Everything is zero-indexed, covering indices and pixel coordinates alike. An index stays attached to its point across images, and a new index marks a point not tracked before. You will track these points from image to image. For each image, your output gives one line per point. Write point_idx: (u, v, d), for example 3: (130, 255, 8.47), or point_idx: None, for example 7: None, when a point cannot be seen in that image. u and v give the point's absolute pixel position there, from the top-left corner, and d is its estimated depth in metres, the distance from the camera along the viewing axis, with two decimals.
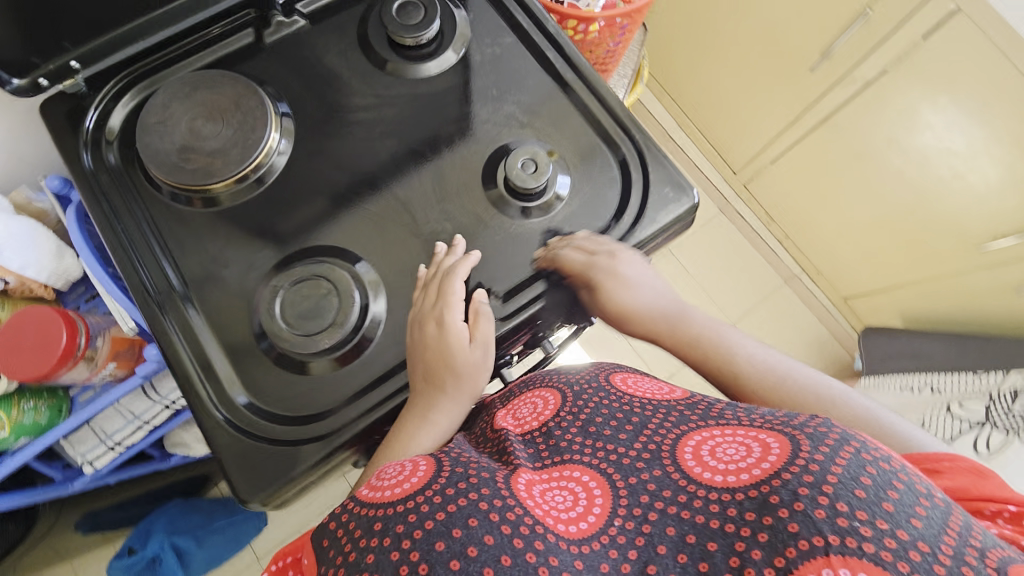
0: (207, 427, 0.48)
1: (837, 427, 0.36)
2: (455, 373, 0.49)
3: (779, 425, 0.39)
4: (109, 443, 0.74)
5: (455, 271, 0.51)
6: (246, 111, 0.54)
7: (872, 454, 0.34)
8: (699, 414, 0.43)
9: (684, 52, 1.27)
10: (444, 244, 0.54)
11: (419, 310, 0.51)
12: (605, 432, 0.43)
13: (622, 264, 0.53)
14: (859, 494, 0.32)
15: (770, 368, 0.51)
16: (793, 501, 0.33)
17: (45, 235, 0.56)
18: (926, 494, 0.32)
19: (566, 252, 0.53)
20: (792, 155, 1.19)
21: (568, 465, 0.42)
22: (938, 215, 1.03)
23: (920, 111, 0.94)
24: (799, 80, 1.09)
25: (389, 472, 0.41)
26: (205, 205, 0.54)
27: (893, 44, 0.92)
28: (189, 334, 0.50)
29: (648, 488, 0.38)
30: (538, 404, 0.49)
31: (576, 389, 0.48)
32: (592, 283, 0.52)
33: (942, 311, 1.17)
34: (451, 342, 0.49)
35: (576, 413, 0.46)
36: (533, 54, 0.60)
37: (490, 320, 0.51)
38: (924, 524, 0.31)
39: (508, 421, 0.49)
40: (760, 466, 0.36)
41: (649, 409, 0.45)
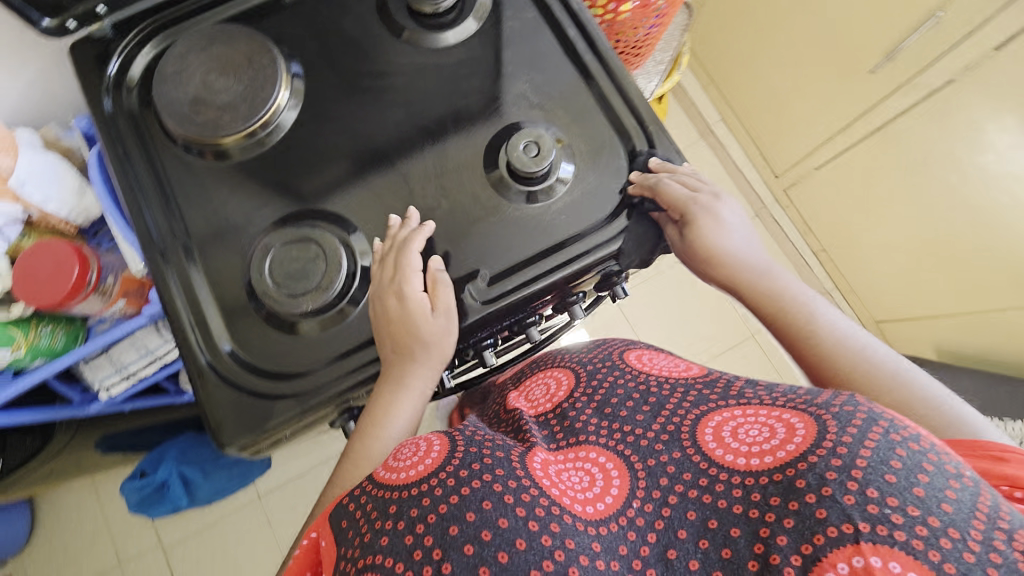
0: (192, 372, 0.50)
1: (863, 406, 0.38)
2: (422, 344, 0.50)
3: (802, 404, 0.40)
4: (123, 373, 0.79)
5: (409, 245, 0.50)
6: (258, 68, 0.54)
7: (901, 434, 0.35)
8: (719, 393, 0.45)
9: (737, 40, 1.19)
10: (397, 217, 0.53)
11: (377, 286, 0.51)
12: (622, 414, 0.46)
13: (720, 209, 0.54)
14: (890, 479, 0.33)
15: (845, 338, 0.50)
16: (821, 485, 0.34)
17: (69, 172, 0.60)
18: (955, 475, 0.33)
19: (669, 184, 0.53)
20: (839, 163, 1.11)
21: (583, 446, 0.45)
22: (990, 244, 0.96)
23: (986, 129, 0.86)
24: (857, 81, 1.00)
25: (403, 453, 0.43)
26: (215, 158, 0.55)
27: (964, 51, 0.84)
28: (187, 286, 0.52)
29: (667, 470, 0.41)
30: (550, 386, 0.54)
31: (590, 370, 0.53)
32: (691, 215, 0.53)
33: (978, 346, 1.10)
34: (412, 312, 0.49)
35: (592, 396, 0.49)
36: (552, 31, 0.57)
37: (449, 287, 0.51)
38: (955, 508, 0.32)
39: (522, 402, 0.54)
40: (784, 449, 0.38)
41: (667, 388, 0.48)
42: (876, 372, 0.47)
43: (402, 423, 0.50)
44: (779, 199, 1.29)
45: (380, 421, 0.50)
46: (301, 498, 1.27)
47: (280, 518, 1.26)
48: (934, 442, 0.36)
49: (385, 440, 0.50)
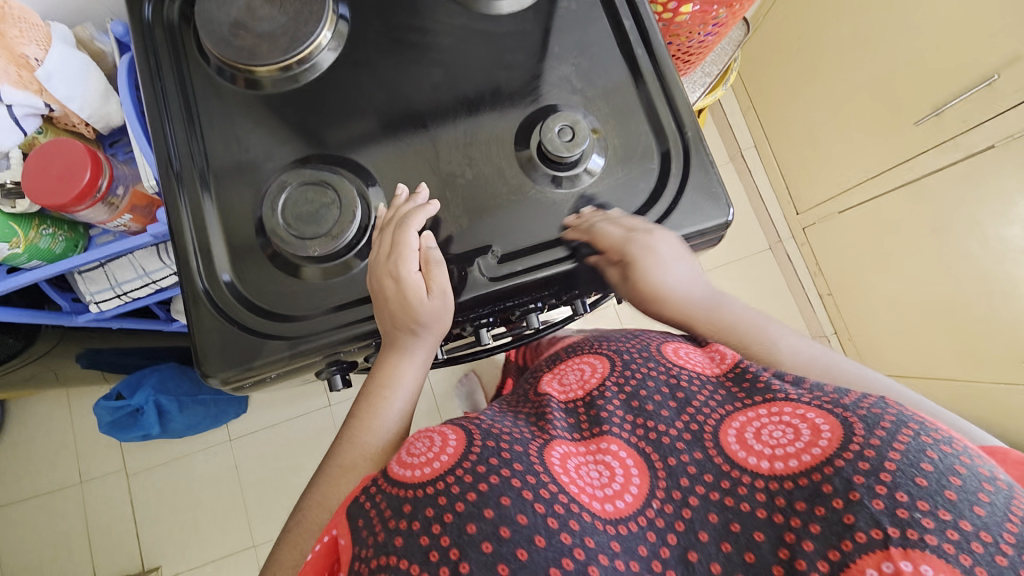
0: (188, 295, 0.49)
1: (892, 410, 0.36)
2: (416, 322, 0.48)
3: (829, 404, 0.38)
4: (117, 290, 0.78)
5: (409, 220, 0.48)
6: (304, 1, 0.53)
7: (931, 436, 0.34)
8: (744, 391, 0.43)
9: (785, 69, 1.17)
10: (406, 189, 0.52)
11: (375, 261, 0.49)
12: (648, 409, 0.44)
13: (660, 243, 0.49)
14: (920, 483, 0.32)
15: (810, 361, 0.48)
16: (848, 490, 0.33)
17: (97, 74, 0.58)
18: (988, 478, 0.32)
19: (603, 227, 0.50)
20: (863, 210, 1.09)
21: (605, 437, 0.43)
22: (995, 318, 0.95)
23: (1017, 200, 0.85)
24: (899, 131, 0.99)
25: (418, 446, 0.42)
26: (247, 87, 0.54)
27: (1013, 118, 0.82)
28: (197, 213, 0.51)
29: (688, 471, 0.39)
30: (585, 371, 0.52)
31: (626, 359, 0.50)
32: (626, 258, 0.49)
33: (965, 415, 1.10)
34: (408, 295, 0.47)
35: (621, 386, 0.47)
36: (609, 21, 0.56)
37: (442, 267, 0.49)
38: (988, 511, 0.30)
39: (554, 387, 0.53)
40: (811, 452, 0.36)
41: (696, 384, 0.45)
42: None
43: (403, 397, 0.50)
44: (796, 236, 1.28)
45: (382, 393, 0.50)
46: (271, 446, 1.28)
47: (247, 463, 1.27)
48: (966, 446, 0.35)
49: (388, 413, 0.50)
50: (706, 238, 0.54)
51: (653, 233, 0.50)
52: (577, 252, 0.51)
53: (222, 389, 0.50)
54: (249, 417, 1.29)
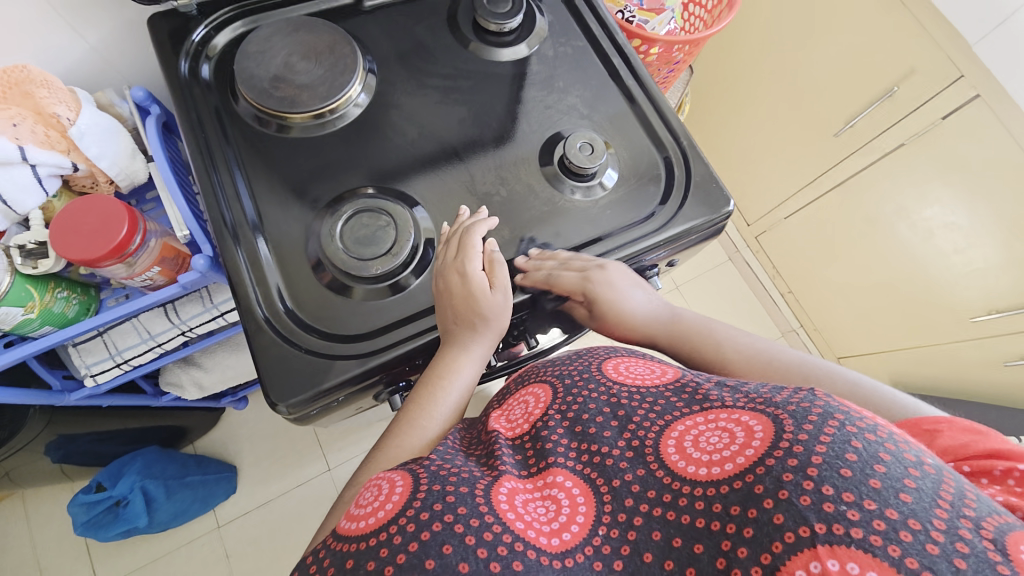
0: (249, 328, 0.49)
1: (819, 402, 0.37)
2: (482, 317, 0.51)
3: (762, 406, 0.39)
4: (117, 359, 0.75)
5: (473, 230, 0.53)
6: (338, 56, 0.58)
7: (857, 425, 0.34)
8: (685, 400, 0.44)
9: (718, 105, 1.37)
10: (468, 210, 0.56)
11: (441, 263, 0.53)
12: (591, 431, 0.44)
13: (613, 273, 0.55)
14: (845, 474, 0.32)
15: (754, 353, 0.53)
16: (778, 489, 0.33)
17: (124, 134, 0.60)
18: (915, 464, 0.32)
19: (560, 276, 0.53)
20: (805, 214, 1.26)
21: (552, 470, 0.42)
22: (936, 286, 1.08)
23: (932, 187, 1.00)
24: (821, 143, 1.15)
25: (365, 496, 0.41)
26: (278, 131, 0.58)
27: (914, 121, 0.97)
28: (255, 264, 0.52)
29: (633, 490, 0.39)
30: (529, 404, 0.51)
31: (568, 383, 0.50)
32: (590, 297, 0.55)
33: (932, 378, 1.22)
34: (475, 291, 0.51)
35: (565, 413, 0.47)
36: (600, 59, 0.66)
37: (504, 266, 0.53)
38: (915, 497, 0.30)
39: (501, 423, 0.50)
40: (744, 454, 0.36)
41: (636, 399, 0.46)
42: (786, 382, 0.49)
43: (458, 390, 0.51)
44: (750, 245, 1.46)
45: (439, 385, 0.51)
46: (267, 528, 1.17)
47: (242, 550, 1.14)
48: (892, 432, 0.35)
49: (445, 402, 0.51)
50: (712, 228, 0.61)
51: (603, 267, 0.55)
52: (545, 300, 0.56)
53: (285, 420, 0.49)
54: (240, 498, 1.19)
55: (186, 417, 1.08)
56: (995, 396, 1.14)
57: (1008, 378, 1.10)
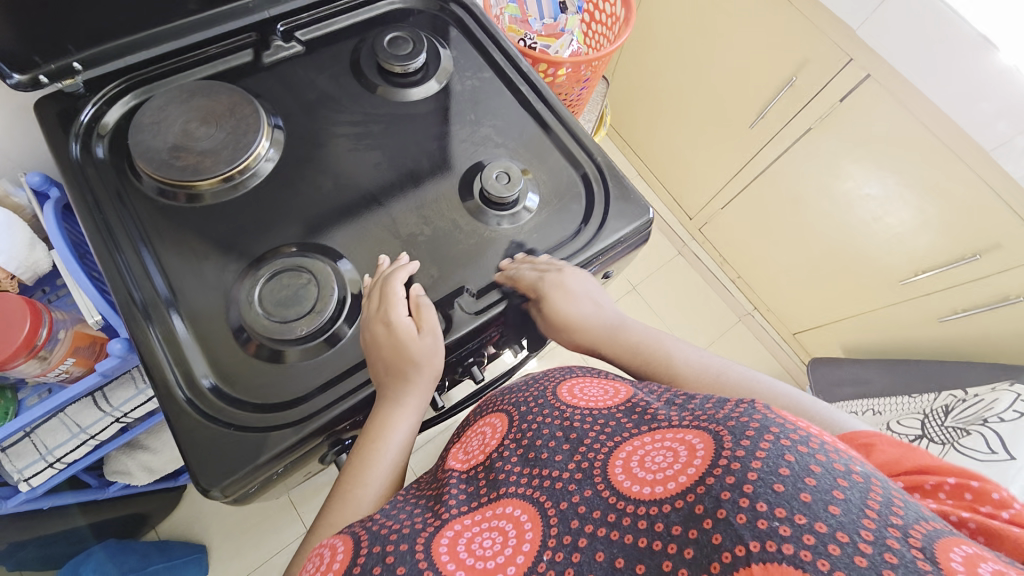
0: (169, 412, 0.47)
1: (758, 415, 0.37)
2: (413, 364, 0.50)
3: (705, 422, 0.40)
4: (49, 459, 0.69)
5: (393, 277, 0.53)
6: (239, 117, 0.57)
7: (790, 437, 0.35)
8: (634, 421, 0.45)
9: (643, 109, 1.43)
10: (387, 257, 0.56)
11: (366, 316, 0.52)
12: (542, 457, 0.45)
13: (569, 278, 0.56)
14: (777, 489, 0.32)
15: (700, 368, 0.56)
16: (717, 508, 0.33)
17: (22, 226, 0.56)
18: (844, 475, 0.33)
19: (522, 272, 0.56)
20: (737, 204, 1.33)
21: (502, 500, 0.43)
22: (866, 254, 1.13)
23: (843, 163, 1.05)
24: (741, 136, 1.20)
25: (309, 567, 0.42)
26: (188, 201, 0.56)
27: (817, 106, 1.02)
28: (171, 341, 0.49)
29: (579, 511, 0.39)
30: (486, 434, 0.52)
31: (523, 411, 0.51)
32: (547, 298, 0.55)
33: (877, 342, 1.26)
34: (401, 337, 0.50)
35: (518, 441, 0.48)
36: (507, 88, 0.67)
37: (432, 309, 0.53)
38: (842, 510, 0.30)
39: (458, 459, 0.52)
40: (686, 472, 0.37)
41: (588, 421, 0.46)
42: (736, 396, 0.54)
43: (393, 449, 0.50)
44: (695, 236, 1.53)
45: (373, 448, 0.50)
46: None
47: None
48: (826, 441, 0.35)
49: (381, 464, 0.50)
50: (638, 236, 0.63)
51: (562, 272, 0.56)
52: (511, 301, 0.56)
53: (221, 503, 0.46)
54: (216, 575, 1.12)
55: (145, 502, 1.02)
56: (934, 353, 1.19)
57: (946, 332, 1.14)
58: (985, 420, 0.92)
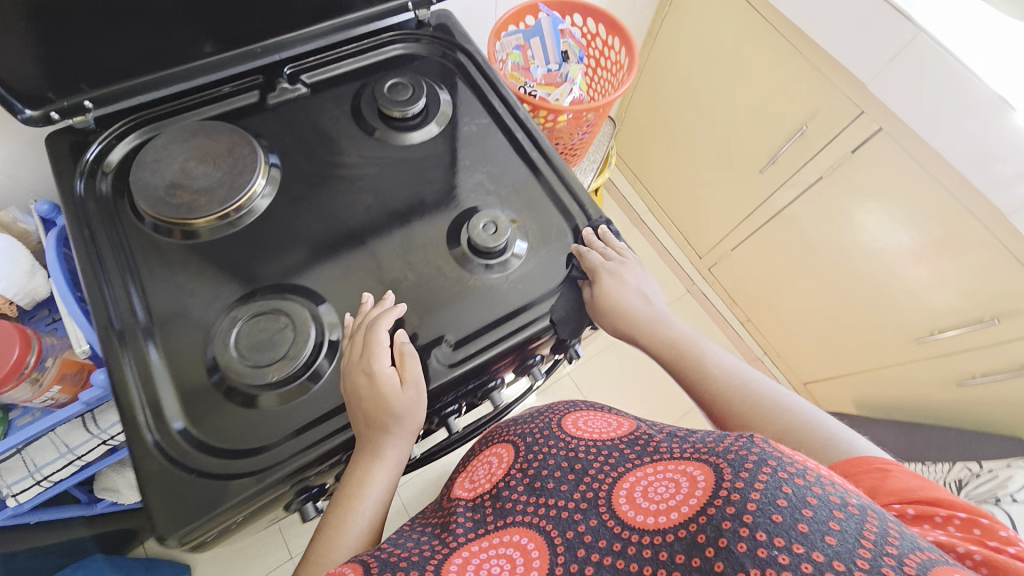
0: (136, 453, 0.47)
1: (756, 449, 0.38)
2: (393, 416, 0.50)
3: (704, 454, 0.42)
4: (36, 477, 0.70)
5: (377, 323, 0.52)
6: (237, 157, 0.59)
7: (788, 471, 0.36)
8: (637, 452, 0.48)
9: (654, 147, 1.43)
10: (372, 296, 0.56)
11: (348, 363, 0.52)
12: (549, 486, 0.48)
13: (625, 271, 0.61)
14: (776, 519, 0.33)
15: (730, 372, 0.57)
16: (718, 537, 0.35)
17: (24, 254, 0.58)
18: (841, 506, 0.33)
19: (588, 253, 0.61)
20: (748, 246, 1.30)
21: (510, 529, 0.46)
22: (881, 308, 1.08)
23: (856, 214, 1.02)
24: (752, 179, 1.19)
25: None
26: (184, 238, 0.57)
27: (827, 156, 1.01)
28: (145, 376, 0.50)
29: (585, 540, 0.42)
30: (492, 463, 0.56)
31: (530, 441, 0.55)
32: (600, 279, 0.60)
33: (893, 400, 1.20)
34: (382, 389, 0.49)
35: (525, 471, 0.51)
36: (503, 135, 0.68)
37: (416, 358, 0.53)
38: (839, 540, 0.31)
39: (464, 488, 0.56)
40: (687, 503, 0.39)
41: (593, 452, 0.50)
42: (760, 401, 0.53)
43: (371, 504, 0.50)
44: (705, 276, 1.49)
45: (350, 504, 0.50)
46: None
47: None
48: (822, 474, 0.36)
49: (361, 516, 0.50)
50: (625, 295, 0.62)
51: (622, 265, 0.61)
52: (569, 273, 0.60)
53: (177, 549, 0.46)
54: None
55: (133, 520, 1.02)
56: (952, 417, 1.12)
57: (966, 395, 1.07)
58: (998, 499, 0.87)
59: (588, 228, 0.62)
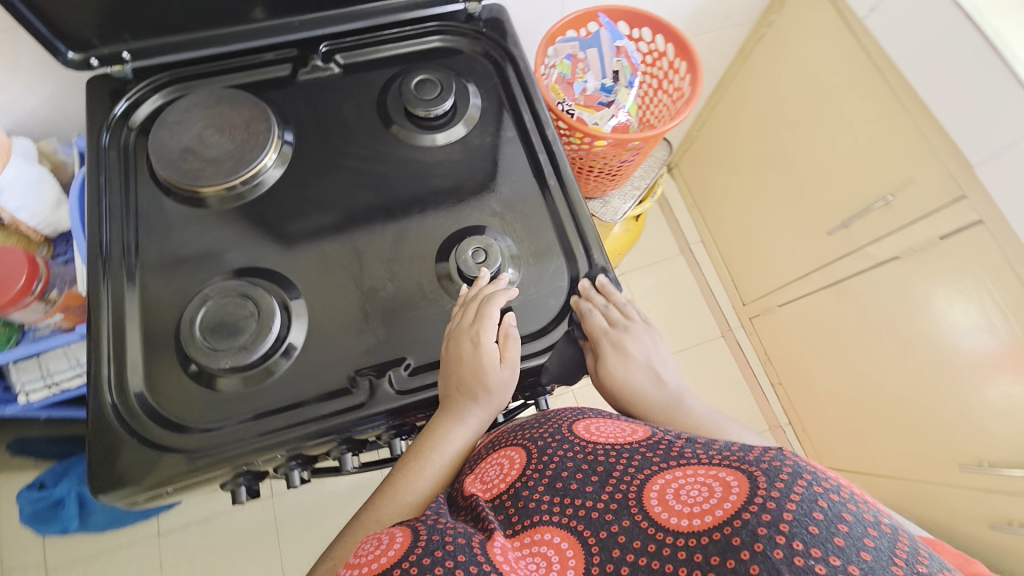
0: (93, 408, 0.50)
1: (789, 459, 0.38)
2: (487, 389, 0.52)
3: (736, 462, 0.40)
4: (47, 381, 0.76)
5: (493, 299, 0.53)
6: (252, 132, 0.59)
7: (821, 485, 0.36)
8: (661, 456, 0.43)
9: (721, 176, 1.30)
10: (489, 274, 0.56)
11: (456, 326, 0.53)
12: (572, 487, 0.44)
13: (629, 342, 0.56)
14: (812, 530, 0.34)
15: None
16: (753, 541, 0.34)
17: (52, 185, 0.63)
18: (873, 524, 0.34)
19: (587, 314, 0.55)
20: (797, 307, 1.17)
21: (538, 527, 0.42)
22: (932, 415, 0.94)
23: (929, 307, 0.88)
24: (818, 237, 1.06)
25: (364, 548, 0.41)
26: (192, 205, 0.58)
27: (908, 235, 0.87)
28: (117, 330, 0.53)
29: (619, 541, 0.40)
30: (504, 465, 0.48)
31: (541, 444, 0.48)
32: (600, 348, 0.56)
33: (920, 516, 1.06)
34: (483, 361, 0.51)
35: (542, 472, 0.45)
36: (525, 155, 0.63)
37: (518, 341, 0.54)
38: (873, 556, 0.33)
39: (476, 486, 0.48)
40: (723, 506, 0.37)
41: (614, 455, 0.45)
42: None
43: (446, 459, 0.52)
44: (744, 325, 1.36)
45: (428, 457, 0.52)
46: (203, 544, 1.14)
47: (175, 562, 1.12)
48: (850, 490, 0.37)
49: (434, 467, 0.52)
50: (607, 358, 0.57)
51: (626, 332, 0.56)
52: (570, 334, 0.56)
53: (115, 505, 0.50)
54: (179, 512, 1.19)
55: None
56: (984, 561, 0.97)
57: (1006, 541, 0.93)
58: None
59: (584, 279, 0.57)
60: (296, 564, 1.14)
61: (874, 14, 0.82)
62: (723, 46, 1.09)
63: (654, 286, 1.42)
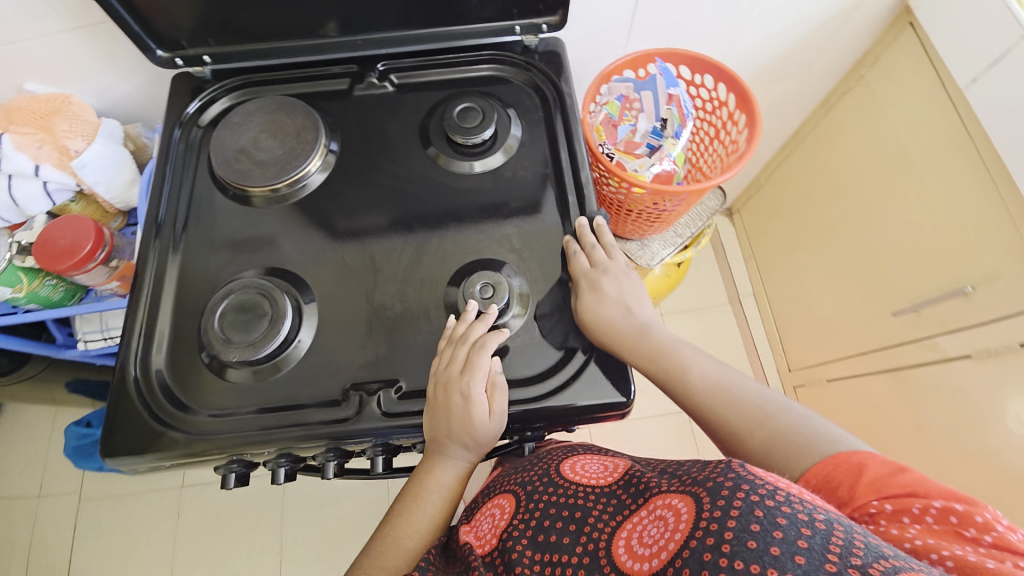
0: (119, 376, 0.55)
1: (733, 471, 0.39)
2: (475, 439, 0.52)
3: (690, 484, 0.41)
4: (104, 334, 0.84)
5: (485, 345, 0.52)
6: (301, 140, 0.62)
7: (758, 492, 0.36)
8: (632, 497, 0.46)
9: (784, 228, 1.21)
10: (477, 304, 0.55)
11: (444, 372, 0.52)
12: (553, 539, 0.46)
13: (605, 282, 0.55)
14: (751, 545, 0.34)
15: (713, 382, 0.52)
16: (701, 569, 0.35)
17: (129, 165, 0.71)
18: (807, 522, 0.34)
19: (573, 255, 0.57)
20: (847, 386, 1.06)
21: None
22: None
23: (1001, 420, 0.76)
24: (883, 315, 0.95)
25: None
26: (238, 202, 0.63)
27: (986, 334, 0.77)
28: (153, 305, 0.58)
29: None
30: (496, 514, 0.53)
31: (528, 491, 0.52)
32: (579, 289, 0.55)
33: None
34: (472, 414, 0.51)
35: (527, 521, 0.49)
36: (555, 194, 0.62)
37: (506, 392, 0.53)
38: (806, 558, 0.32)
39: (472, 536, 0.52)
40: (675, 539, 0.38)
41: (592, 500, 0.48)
42: (742, 418, 0.50)
43: (439, 497, 0.53)
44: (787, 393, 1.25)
45: (419, 497, 0.53)
46: (215, 504, 1.21)
47: (189, 516, 1.20)
48: (791, 492, 0.37)
49: (427, 508, 0.53)
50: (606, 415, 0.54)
51: (604, 274, 0.56)
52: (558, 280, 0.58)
53: (120, 467, 0.54)
54: None
55: None
56: None
57: None
58: None
59: (583, 218, 0.59)
60: (293, 542, 1.19)
61: (975, 85, 0.73)
62: (805, 95, 1.01)
63: (693, 332, 1.34)
